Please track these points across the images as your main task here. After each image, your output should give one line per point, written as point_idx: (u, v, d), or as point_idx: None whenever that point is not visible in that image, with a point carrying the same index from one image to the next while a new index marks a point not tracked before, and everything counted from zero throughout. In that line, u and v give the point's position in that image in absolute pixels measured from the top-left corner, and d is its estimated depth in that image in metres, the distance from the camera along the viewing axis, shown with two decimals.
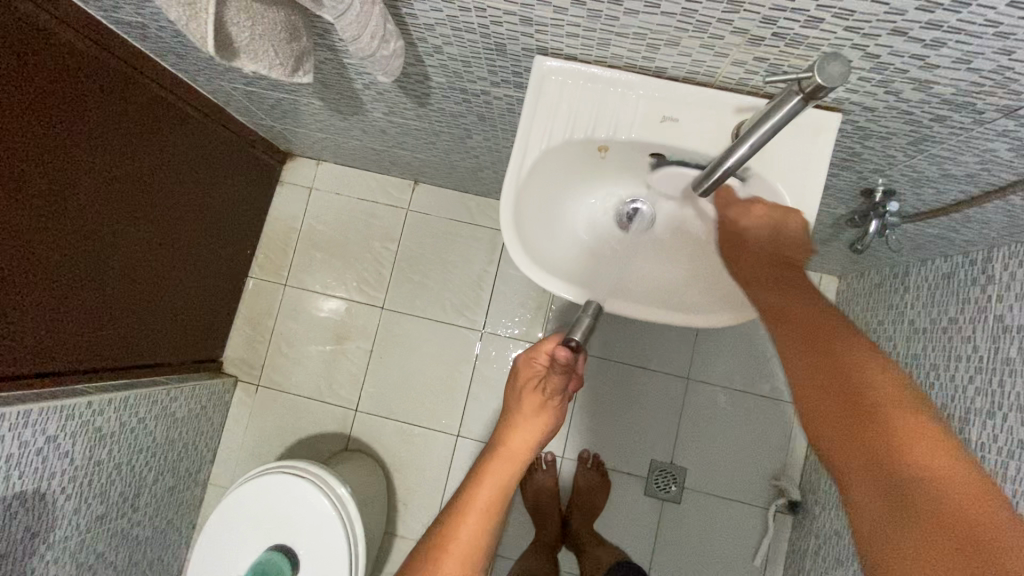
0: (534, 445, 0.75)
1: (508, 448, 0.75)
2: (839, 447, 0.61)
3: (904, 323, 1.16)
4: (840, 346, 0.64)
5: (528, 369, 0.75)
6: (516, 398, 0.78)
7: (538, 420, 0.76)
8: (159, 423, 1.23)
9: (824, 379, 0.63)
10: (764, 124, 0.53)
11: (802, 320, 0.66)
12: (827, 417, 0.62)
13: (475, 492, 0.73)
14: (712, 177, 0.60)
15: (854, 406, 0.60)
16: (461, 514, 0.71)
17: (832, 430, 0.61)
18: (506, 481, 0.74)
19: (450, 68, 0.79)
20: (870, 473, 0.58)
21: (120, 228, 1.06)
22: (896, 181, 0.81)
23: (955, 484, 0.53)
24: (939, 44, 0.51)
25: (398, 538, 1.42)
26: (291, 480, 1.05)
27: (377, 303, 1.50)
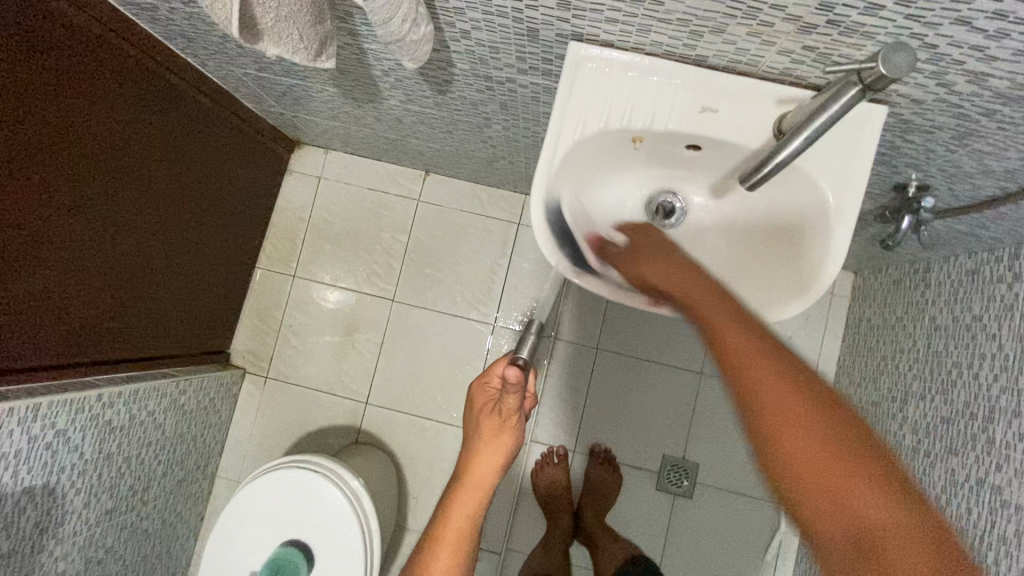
0: (496, 469, 0.77)
1: (470, 476, 0.78)
2: (800, 474, 0.44)
3: (925, 320, 1.15)
4: (738, 344, 0.51)
5: (482, 394, 0.80)
6: (475, 425, 0.80)
7: (497, 443, 0.77)
8: (169, 416, 1.21)
9: (768, 382, 0.48)
10: (818, 118, 0.52)
11: (732, 325, 0.53)
12: (806, 462, 0.44)
13: (446, 524, 0.77)
14: (758, 173, 0.58)
15: (821, 428, 0.45)
16: (434, 546, 0.76)
17: (795, 457, 0.44)
18: (474, 507, 0.78)
19: (476, 54, 0.76)
20: (838, 525, 0.42)
21: (125, 217, 1.03)
22: (932, 176, 0.79)
23: (895, 537, 0.41)
24: (1002, 35, 0.48)
25: (408, 531, 1.42)
26: (304, 476, 1.04)
27: (387, 295, 1.48)
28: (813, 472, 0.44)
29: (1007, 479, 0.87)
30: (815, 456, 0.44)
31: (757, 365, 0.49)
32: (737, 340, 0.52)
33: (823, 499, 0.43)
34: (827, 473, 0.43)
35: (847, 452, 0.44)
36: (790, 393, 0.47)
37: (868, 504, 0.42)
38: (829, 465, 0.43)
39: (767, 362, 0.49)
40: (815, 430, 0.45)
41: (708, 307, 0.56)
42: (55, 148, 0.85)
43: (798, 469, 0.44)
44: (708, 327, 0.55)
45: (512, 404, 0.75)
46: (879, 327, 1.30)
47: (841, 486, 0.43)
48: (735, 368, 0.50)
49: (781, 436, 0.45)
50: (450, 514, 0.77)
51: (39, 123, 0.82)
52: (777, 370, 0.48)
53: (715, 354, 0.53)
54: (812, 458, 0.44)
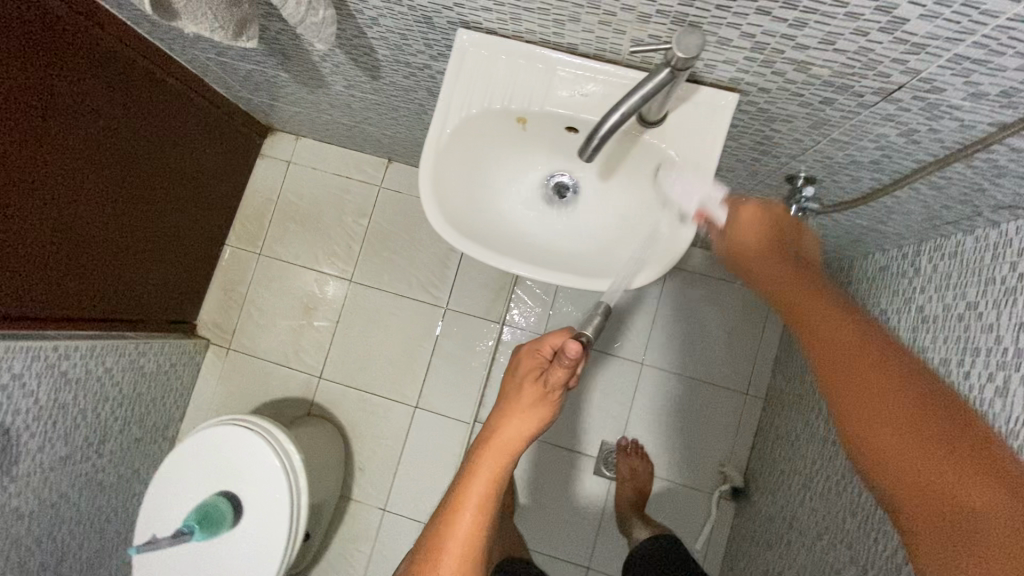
0: (525, 437, 0.76)
1: (499, 438, 0.76)
2: (854, 413, 0.51)
3: None
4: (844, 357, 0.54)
5: (530, 361, 0.79)
6: (514, 389, 0.78)
7: (533, 411, 0.77)
8: (128, 376, 1.30)
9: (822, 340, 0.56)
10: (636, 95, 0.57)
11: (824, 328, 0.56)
12: (856, 405, 0.51)
13: (471, 483, 0.75)
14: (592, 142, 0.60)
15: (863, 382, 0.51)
16: (459, 506, 0.75)
17: (856, 410, 0.51)
18: (499, 471, 0.76)
19: (390, 40, 0.83)
20: (884, 440, 0.49)
21: (92, 185, 1.12)
22: (813, 168, 0.84)
23: (945, 466, 0.45)
24: (802, 24, 0.54)
25: (354, 502, 1.49)
26: (243, 433, 1.11)
27: (346, 276, 1.56)
28: (863, 409, 0.51)
29: None
30: (860, 371, 0.52)
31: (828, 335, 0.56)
32: (834, 342, 0.55)
33: (866, 423, 0.50)
34: (864, 383, 0.51)
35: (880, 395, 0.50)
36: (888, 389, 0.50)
37: (923, 434, 0.47)
38: (870, 398, 0.51)
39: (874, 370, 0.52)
40: (894, 395, 0.50)
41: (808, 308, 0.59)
42: (28, 119, 0.95)
43: (859, 404, 0.51)
44: (807, 333, 0.58)
45: (561, 378, 0.76)
46: None
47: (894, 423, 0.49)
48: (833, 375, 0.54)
49: (844, 387, 0.53)
50: (476, 475, 0.75)
51: (16, 96, 0.91)
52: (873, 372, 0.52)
53: (823, 365, 0.55)
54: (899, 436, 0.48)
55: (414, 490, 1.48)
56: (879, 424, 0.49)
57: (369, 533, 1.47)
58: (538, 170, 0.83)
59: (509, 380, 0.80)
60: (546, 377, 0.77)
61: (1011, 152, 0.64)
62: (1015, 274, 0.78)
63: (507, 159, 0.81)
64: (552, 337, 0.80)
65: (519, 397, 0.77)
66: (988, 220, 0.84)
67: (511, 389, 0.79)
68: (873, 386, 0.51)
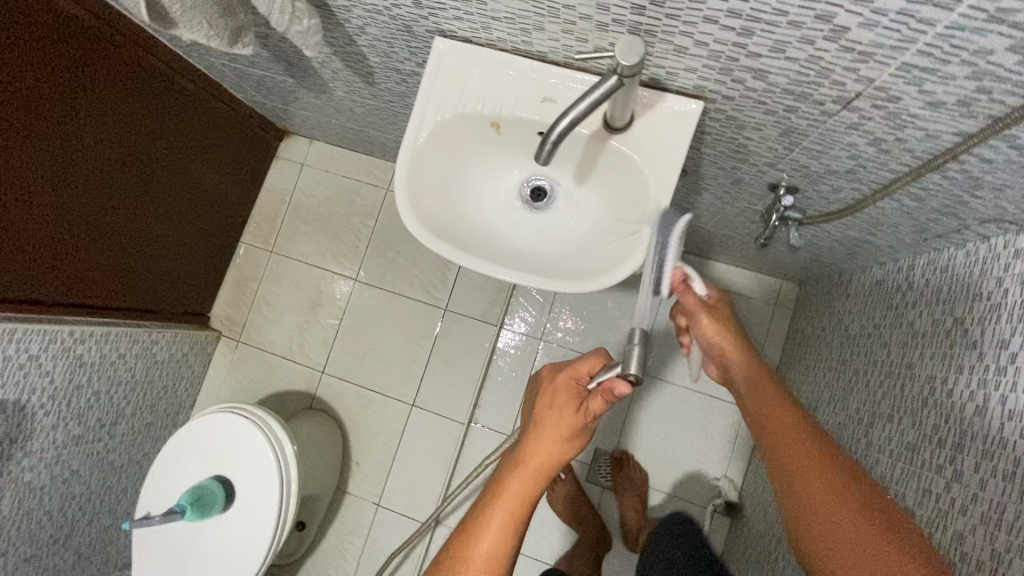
0: (562, 450, 0.79)
1: (537, 449, 0.79)
2: (800, 494, 0.68)
3: (841, 329, 1.17)
4: (800, 457, 0.71)
5: (569, 384, 0.81)
6: (554, 406, 0.81)
7: (569, 428, 0.79)
8: (140, 362, 1.38)
9: (778, 434, 0.75)
10: (584, 103, 0.58)
11: (776, 417, 0.76)
12: (806, 491, 0.67)
13: (507, 485, 0.79)
14: (547, 146, 0.61)
15: (829, 478, 0.67)
16: (492, 505, 0.78)
17: (806, 495, 0.67)
18: (535, 478, 0.79)
19: (379, 48, 0.87)
20: (823, 528, 0.64)
21: (110, 181, 1.19)
22: (793, 177, 0.83)
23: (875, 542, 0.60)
24: (750, 32, 0.55)
25: (349, 496, 1.52)
26: (239, 421, 1.16)
27: (350, 275, 1.61)
28: (808, 490, 0.67)
29: (884, 483, 0.88)
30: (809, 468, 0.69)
31: (784, 434, 0.74)
32: (793, 442, 0.72)
33: (811, 508, 0.66)
34: (814, 480, 0.67)
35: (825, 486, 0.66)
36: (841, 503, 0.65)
37: (847, 515, 0.63)
38: (817, 490, 0.67)
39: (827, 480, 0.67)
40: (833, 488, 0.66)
41: (771, 418, 0.77)
42: (50, 119, 1.03)
43: (806, 494, 0.67)
44: (762, 427, 0.77)
45: (601, 407, 0.77)
46: (808, 337, 1.31)
47: (833, 506, 0.65)
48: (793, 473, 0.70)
49: (796, 477, 0.69)
50: (513, 479, 0.79)
51: (38, 96, 0.99)
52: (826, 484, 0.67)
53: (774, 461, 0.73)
54: (838, 541, 0.62)
55: (407, 487, 1.51)
56: (818, 509, 0.65)
57: (362, 527, 1.50)
58: (517, 175, 0.85)
59: (546, 400, 0.83)
60: (585, 402, 0.78)
61: (982, 162, 0.63)
62: (1000, 289, 0.75)
63: (486, 164, 0.83)
64: (590, 363, 0.82)
65: (558, 414, 0.80)
66: (977, 234, 0.81)
67: (547, 408, 0.81)
68: (827, 478, 0.67)
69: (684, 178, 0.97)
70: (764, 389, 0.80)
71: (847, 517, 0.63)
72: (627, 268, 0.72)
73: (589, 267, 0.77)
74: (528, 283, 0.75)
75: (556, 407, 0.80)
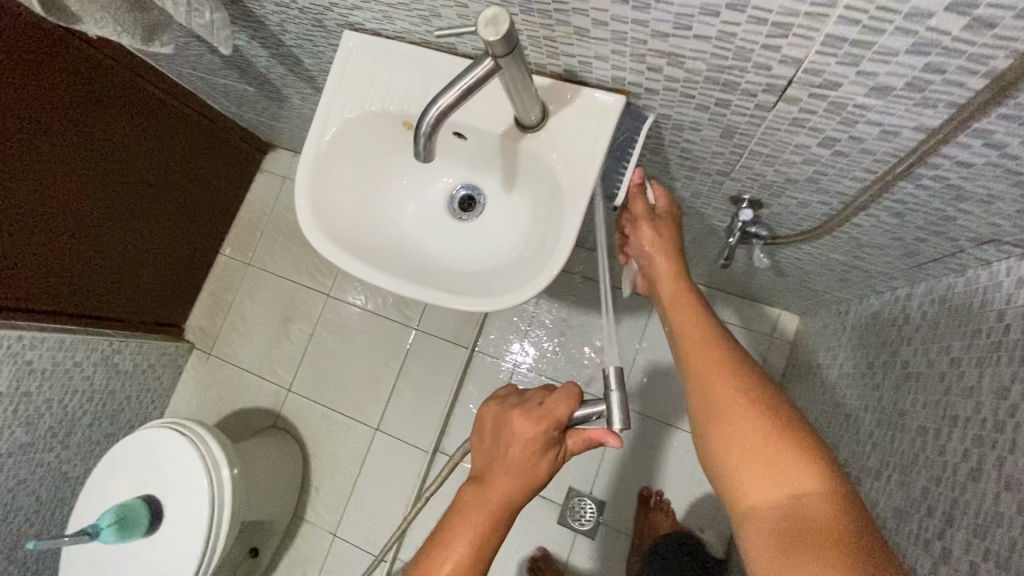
0: (521, 494, 0.70)
1: (495, 493, 0.70)
2: (726, 437, 0.61)
3: (836, 367, 1.03)
4: (720, 378, 0.64)
5: (537, 424, 0.71)
6: (517, 447, 0.71)
7: (532, 473, 0.70)
8: (99, 370, 1.36)
9: (708, 361, 0.67)
10: (458, 86, 0.50)
11: (703, 344, 0.68)
12: (734, 436, 0.60)
13: (454, 531, 0.68)
14: (424, 138, 0.52)
15: (758, 419, 0.60)
16: (435, 555, 0.67)
17: (733, 436, 0.60)
18: (485, 526, 0.68)
19: (306, 49, 0.83)
20: (748, 471, 0.58)
21: (81, 190, 1.20)
22: (752, 188, 0.73)
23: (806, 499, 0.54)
24: (646, 6, 0.46)
25: (305, 522, 1.44)
26: (179, 441, 1.10)
27: (323, 290, 1.57)
28: (735, 433, 0.60)
29: None
30: (734, 408, 0.62)
31: (714, 362, 0.66)
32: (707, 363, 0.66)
33: (736, 450, 0.60)
34: (740, 420, 0.61)
35: (754, 427, 0.60)
36: (762, 428, 0.59)
37: (776, 466, 0.57)
38: (744, 428, 0.60)
39: (754, 405, 0.61)
40: (760, 426, 0.59)
41: (699, 343, 0.69)
42: (20, 130, 1.04)
43: (730, 438, 0.61)
44: (691, 352, 0.69)
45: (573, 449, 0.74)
46: (804, 375, 1.16)
47: (756, 448, 0.59)
48: (712, 391, 0.64)
49: (726, 417, 0.62)
50: (461, 525, 0.69)
51: (10, 107, 1.00)
52: (746, 404, 0.61)
53: (700, 399, 0.65)
54: (754, 460, 0.58)
55: (365, 518, 1.42)
56: (744, 453, 0.59)
57: (317, 557, 1.41)
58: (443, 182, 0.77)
59: (522, 446, 0.71)
60: (562, 446, 0.73)
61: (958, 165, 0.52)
62: (999, 325, 0.61)
63: (407, 169, 0.76)
64: (559, 404, 0.72)
65: (520, 455, 0.71)
66: (976, 258, 0.68)
67: (519, 453, 0.71)
68: (757, 415, 0.60)
69: None
70: (693, 314, 0.72)
71: (762, 435, 0.59)
72: (539, 284, 0.61)
73: (507, 280, 0.67)
74: (433, 297, 0.64)
75: (535, 457, 0.71)
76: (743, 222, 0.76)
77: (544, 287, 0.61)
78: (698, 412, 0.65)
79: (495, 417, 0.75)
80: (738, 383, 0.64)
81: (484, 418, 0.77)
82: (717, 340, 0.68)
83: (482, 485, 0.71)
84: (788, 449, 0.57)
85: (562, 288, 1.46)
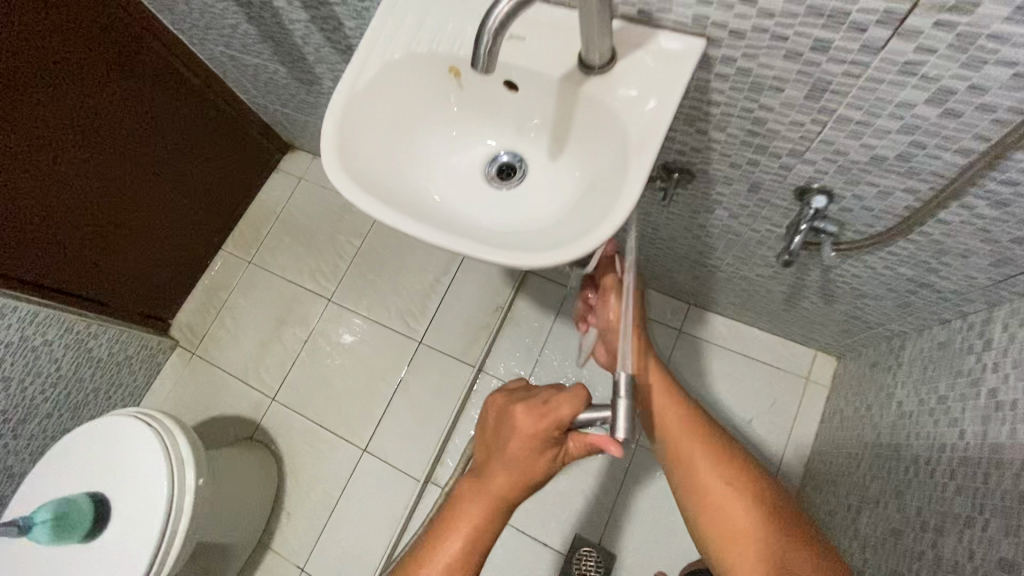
0: (518, 491, 0.63)
1: (490, 488, 0.63)
2: (720, 517, 0.67)
3: (892, 407, 0.91)
4: (696, 451, 0.71)
5: (536, 422, 0.64)
6: (516, 444, 0.64)
7: (529, 472, 0.63)
8: (69, 352, 1.23)
9: (684, 437, 0.73)
10: None
11: (676, 418, 0.74)
12: (727, 516, 0.67)
13: (451, 524, 0.63)
14: (484, 42, 0.46)
15: (747, 497, 0.67)
16: (429, 549, 0.62)
17: (727, 517, 0.67)
18: (483, 523, 0.63)
19: (352, 6, 0.79)
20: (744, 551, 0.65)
21: (80, 148, 1.15)
22: (826, 174, 0.66)
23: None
24: None
25: (270, 552, 1.27)
26: (143, 429, 0.97)
27: (325, 294, 1.47)
28: (729, 516, 0.67)
29: None
30: (718, 488, 0.68)
31: (690, 438, 0.72)
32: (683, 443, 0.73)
33: (730, 529, 0.66)
34: (728, 499, 0.68)
35: (744, 505, 0.67)
36: (744, 501, 0.67)
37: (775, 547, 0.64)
38: (736, 507, 0.67)
39: (734, 476, 0.69)
40: (748, 503, 0.67)
41: (670, 417, 0.74)
42: (22, 70, 1.01)
43: (722, 515, 0.67)
44: (665, 423, 0.75)
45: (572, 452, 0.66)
46: (849, 420, 1.05)
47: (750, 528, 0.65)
48: (692, 469, 0.71)
49: (713, 495, 0.68)
50: (457, 520, 0.63)
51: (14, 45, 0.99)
52: (729, 481, 0.69)
53: (681, 470, 0.72)
54: (747, 539, 0.65)
55: (339, 553, 1.24)
56: (738, 533, 0.66)
57: None
58: (483, 145, 0.70)
59: (520, 443, 0.64)
60: (562, 446, 0.65)
61: None
62: None
63: (446, 127, 0.70)
64: (562, 403, 0.63)
65: (518, 454, 0.64)
66: None
67: (518, 451, 0.64)
68: (745, 494, 0.68)
69: (690, 186, 0.81)
70: (667, 387, 0.76)
71: (752, 514, 0.66)
72: (596, 239, 0.52)
73: (553, 241, 0.58)
74: (475, 248, 0.55)
75: (533, 455, 0.63)
76: (814, 213, 0.69)
77: (602, 243, 0.53)
78: (684, 490, 0.71)
79: (500, 408, 0.67)
80: (720, 459, 0.71)
81: (490, 406, 0.69)
82: (688, 410, 0.74)
83: (480, 478, 0.65)
84: (777, 527, 0.65)
85: (581, 311, 1.36)
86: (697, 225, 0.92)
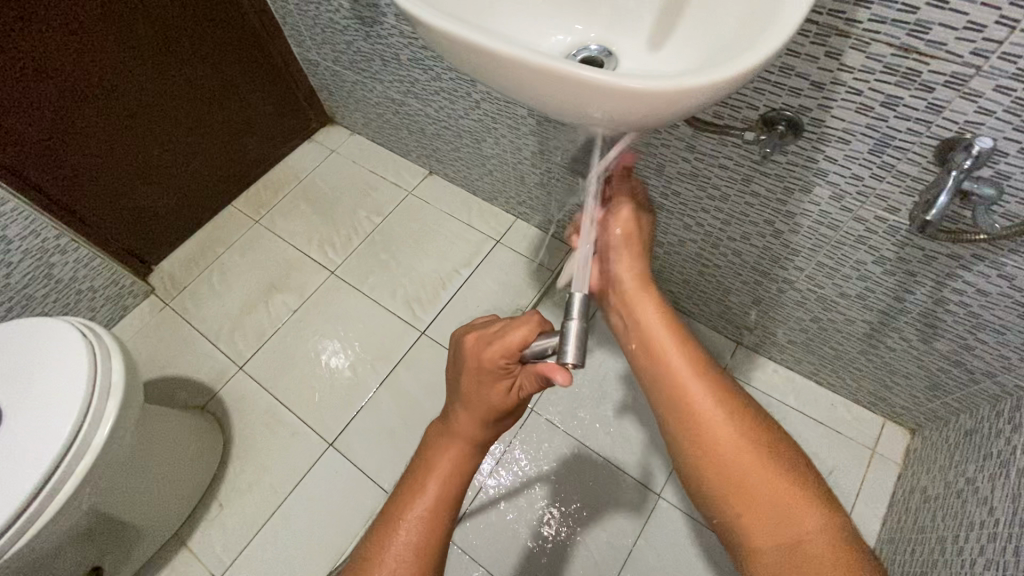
0: (474, 430, 0.57)
1: (452, 429, 0.57)
2: (700, 446, 0.53)
3: (1009, 478, 0.71)
4: (677, 365, 0.57)
5: (476, 352, 0.57)
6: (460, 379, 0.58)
7: (481, 409, 0.56)
8: (26, 262, 1.07)
9: (660, 354, 0.58)
10: None
11: (656, 331, 0.60)
12: (708, 444, 0.53)
13: (426, 469, 0.56)
14: None
15: (732, 425, 0.53)
16: (407, 498, 0.55)
17: (706, 446, 0.53)
18: (455, 467, 0.56)
19: None
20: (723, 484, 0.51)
21: (121, 50, 1.08)
22: (992, 117, 0.52)
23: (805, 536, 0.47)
24: None
25: (185, 549, 1.02)
26: (74, 341, 0.78)
27: (329, 266, 1.32)
28: (709, 444, 0.52)
29: None
30: (700, 412, 0.54)
31: (669, 354, 0.58)
32: (689, 386, 0.55)
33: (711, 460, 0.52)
34: (710, 427, 0.53)
35: (730, 432, 0.52)
36: (769, 478, 0.50)
37: (761, 490, 0.49)
38: (720, 434, 0.52)
39: (718, 400, 0.54)
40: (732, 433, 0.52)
41: (648, 330, 0.60)
42: None
43: (701, 443, 0.53)
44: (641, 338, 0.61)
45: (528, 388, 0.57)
46: (936, 500, 0.84)
47: (733, 462, 0.51)
48: (673, 387, 0.56)
49: (692, 420, 0.54)
50: (431, 465, 0.57)
51: None
52: (714, 405, 0.54)
53: (656, 388, 0.58)
54: (731, 474, 0.51)
55: (268, 566, 0.99)
56: (720, 464, 0.51)
57: None
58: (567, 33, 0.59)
59: (467, 377, 0.57)
60: (515, 382, 0.57)
61: None
62: None
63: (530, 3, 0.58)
64: (510, 330, 0.57)
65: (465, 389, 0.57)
66: None
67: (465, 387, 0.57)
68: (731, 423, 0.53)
69: (793, 147, 0.68)
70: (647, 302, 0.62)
71: (739, 445, 0.52)
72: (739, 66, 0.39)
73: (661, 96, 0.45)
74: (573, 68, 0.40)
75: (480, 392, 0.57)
76: (974, 156, 0.53)
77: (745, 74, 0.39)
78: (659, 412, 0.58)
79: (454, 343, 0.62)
80: (703, 381, 0.56)
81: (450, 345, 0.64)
82: (671, 325, 0.60)
83: (446, 422, 0.59)
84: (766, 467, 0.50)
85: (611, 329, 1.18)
86: (782, 214, 0.78)
